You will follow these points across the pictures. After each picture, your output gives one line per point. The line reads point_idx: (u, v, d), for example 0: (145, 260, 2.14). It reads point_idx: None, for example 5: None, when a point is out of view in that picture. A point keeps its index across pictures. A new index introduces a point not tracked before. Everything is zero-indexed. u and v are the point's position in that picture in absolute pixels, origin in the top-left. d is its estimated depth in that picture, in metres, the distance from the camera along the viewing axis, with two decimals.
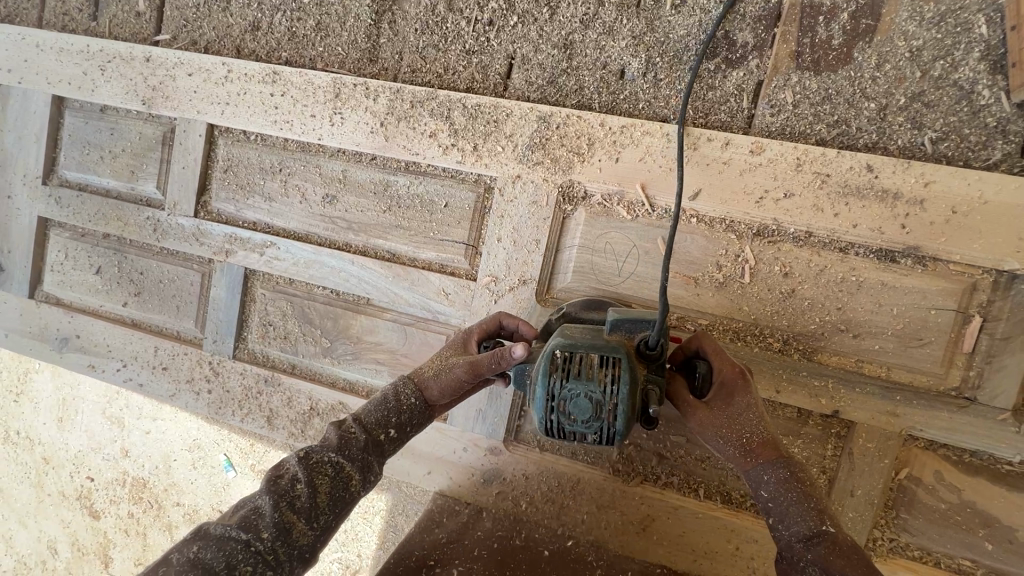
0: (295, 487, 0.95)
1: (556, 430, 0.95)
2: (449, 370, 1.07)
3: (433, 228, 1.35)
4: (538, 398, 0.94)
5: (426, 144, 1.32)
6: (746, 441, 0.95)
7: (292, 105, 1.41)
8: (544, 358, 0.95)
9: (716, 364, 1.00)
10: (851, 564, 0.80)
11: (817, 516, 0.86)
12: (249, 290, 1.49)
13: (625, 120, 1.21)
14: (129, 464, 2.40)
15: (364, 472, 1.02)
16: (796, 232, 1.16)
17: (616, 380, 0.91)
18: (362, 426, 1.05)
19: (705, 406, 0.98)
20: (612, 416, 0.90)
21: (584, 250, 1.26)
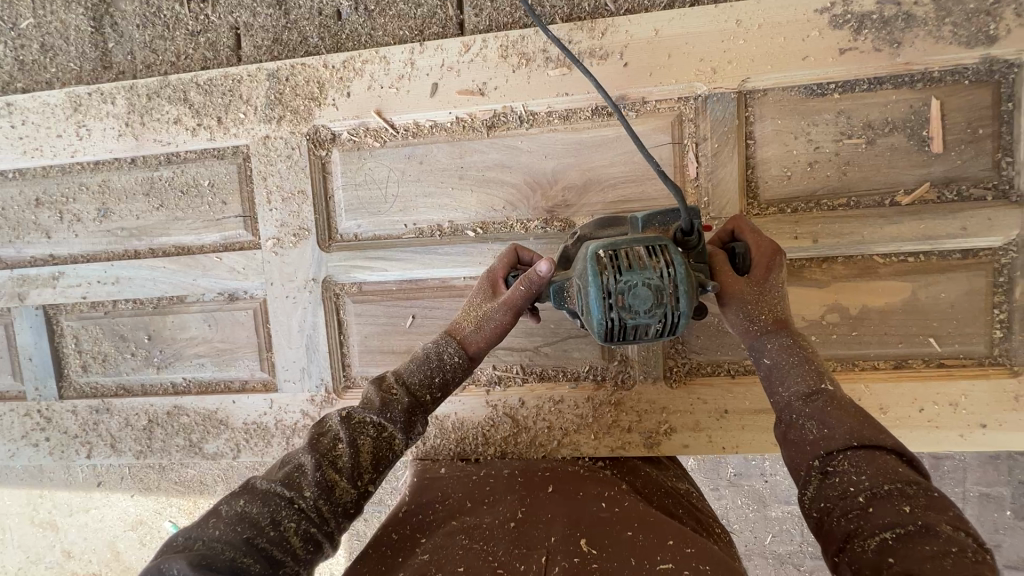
0: (337, 447, 0.91)
1: (614, 328, 0.89)
2: (489, 317, 1.03)
3: (209, 210, 1.35)
4: (592, 295, 0.88)
5: (173, 131, 1.33)
6: (766, 314, 0.96)
7: (36, 130, 1.38)
8: (590, 261, 0.91)
9: (757, 241, 1.00)
10: (846, 413, 0.84)
11: (816, 377, 0.90)
12: (57, 327, 1.46)
13: (344, 55, 1.25)
14: (75, 564, 2.34)
15: (408, 432, 0.97)
16: (522, 114, 1.22)
17: (668, 264, 0.88)
18: (405, 386, 1.00)
19: (739, 281, 0.97)
20: (674, 298, 0.86)
21: (349, 188, 1.29)
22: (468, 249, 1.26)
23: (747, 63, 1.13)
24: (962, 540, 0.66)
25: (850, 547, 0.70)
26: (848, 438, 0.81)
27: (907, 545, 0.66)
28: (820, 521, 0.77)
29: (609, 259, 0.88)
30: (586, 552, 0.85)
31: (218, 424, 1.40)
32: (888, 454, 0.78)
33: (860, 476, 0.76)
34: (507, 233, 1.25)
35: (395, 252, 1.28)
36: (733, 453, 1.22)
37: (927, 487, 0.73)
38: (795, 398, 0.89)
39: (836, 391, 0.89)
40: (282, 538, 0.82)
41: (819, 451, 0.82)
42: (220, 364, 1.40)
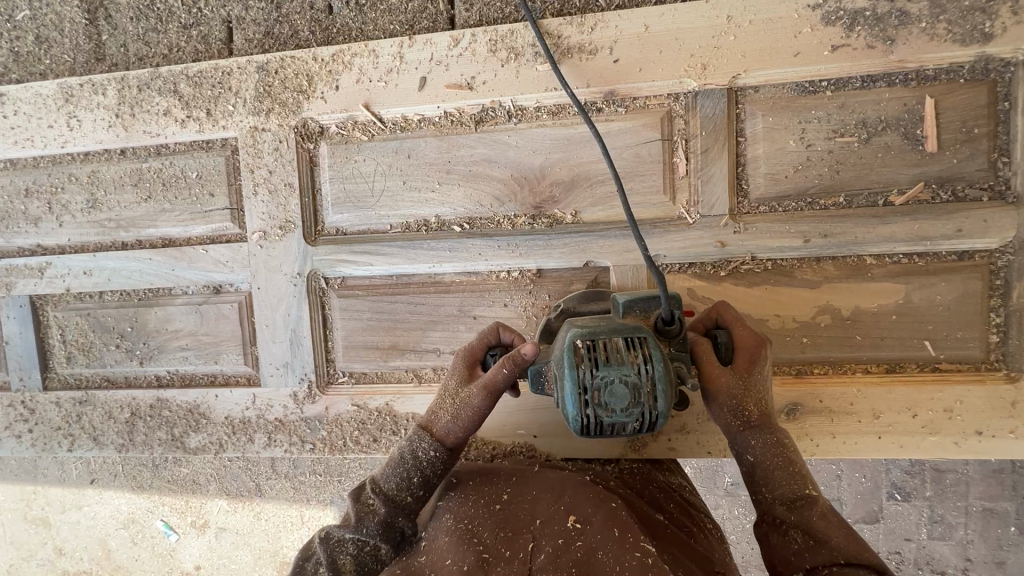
0: (318, 572, 0.93)
1: (590, 426, 0.86)
2: (466, 405, 1.00)
3: (196, 202, 1.35)
4: (567, 392, 0.86)
5: (163, 123, 1.32)
6: (751, 410, 0.95)
7: (28, 121, 1.38)
8: (566, 352, 0.88)
9: (741, 333, 0.99)
10: (831, 524, 0.85)
11: (800, 482, 0.90)
12: (43, 318, 1.45)
13: (334, 48, 1.24)
14: (65, 562, 2.32)
15: (390, 540, 0.97)
16: (511, 109, 1.21)
17: (647, 359, 0.86)
18: (382, 494, 1.00)
19: (724, 374, 0.95)
20: (652, 397, 0.84)
21: (336, 181, 1.29)
22: (454, 244, 1.24)
23: (738, 59, 1.11)
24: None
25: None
26: (831, 556, 0.82)
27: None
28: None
29: (585, 353, 0.87)
30: (570, 530, 0.85)
31: (201, 418, 1.39)
32: (872, 571, 0.79)
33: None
34: (494, 229, 1.24)
35: (380, 246, 1.27)
36: (720, 456, 1.20)
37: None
38: (779, 505, 0.89)
39: (820, 496, 0.90)
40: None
41: (805, 566, 0.83)
42: (203, 358, 1.39)
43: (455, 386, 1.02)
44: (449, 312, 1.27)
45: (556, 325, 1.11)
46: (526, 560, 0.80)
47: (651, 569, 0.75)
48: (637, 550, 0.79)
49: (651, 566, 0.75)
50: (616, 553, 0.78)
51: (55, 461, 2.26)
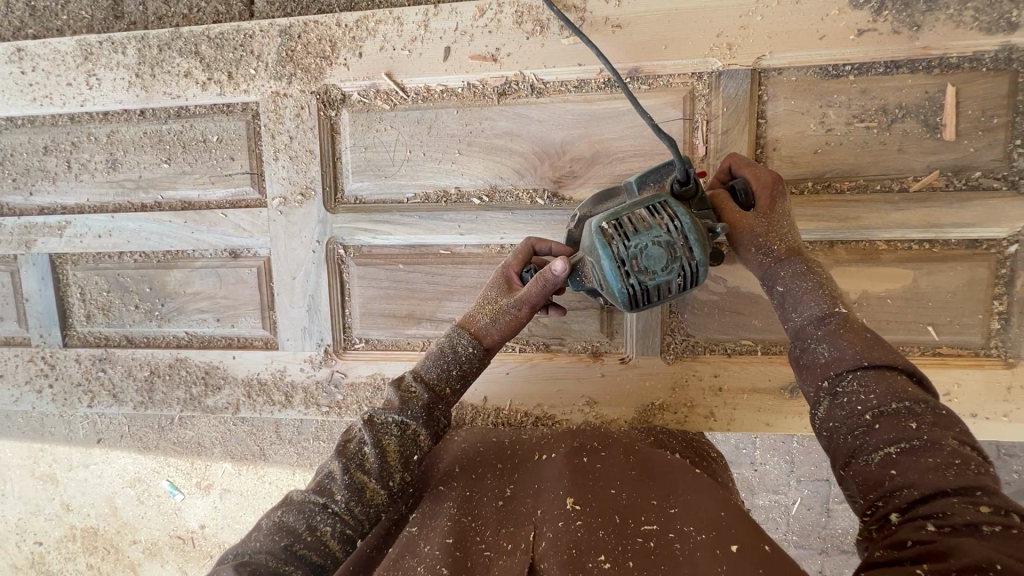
0: (364, 451, 0.98)
1: (637, 293, 0.93)
2: (505, 312, 1.06)
3: (216, 165, 1.36)
4: (608, 269, 0.93)
5: (184, 85, 1.32)
6: (777, 245, 0.96)
7: (46, 78, 1.38)
8: (595, 236, 0.94)
9: (754, 174, 1.01)
10: (862, 335, 0.84)
11: (831, 301, 0.90)
12: (62, 276, 1.47)
13: (358, 14, 1.24)
14: (74, 517, 2.39)
15: (431, 428, 1.02)
16: (533, 82, 1.22)
17: (674, 218, 0.92)
18: (421, 381, 1.04)
19: (745, 215, 0.98)
20: (687, 249, 0.91)
21: (357, 149, 1.29)
22: (473, 216, 1.26)
23: (764, 40, 1.12)
24: (964, 450, 0.71)
25: (857, 464, 0.76)
26: (858, 359, 0.82)
27: (912, 460, 0.71)
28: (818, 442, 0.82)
29: (614, 228, 0.93)
30: (576, 511, 0.85)
31: (220, 379, 1.42)
32: (899, 375, 0.80)
33: (868, 396, 0.78)
34: (513, 202, 1.25)
35: (399, 216, 1.29)
36: (724, 430, 1.24)
37: (936, 405, 0.76)
38: (809, 326, 0.89)
39: (851, 314, 0.89)
40: (318, 540, 0.90)
41: (830, 373, 0.84)
42: (222, 320, 1.41)
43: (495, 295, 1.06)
44: (465, 283, 1.30)
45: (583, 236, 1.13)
46: (529, 549, 0.81)
47: (651, 554, 0.75)
48: (639, 534, 0.79)
49: (652, 551, 0.76)
50: (616, 534, 0.80)
51: (64, 419, 2.31)
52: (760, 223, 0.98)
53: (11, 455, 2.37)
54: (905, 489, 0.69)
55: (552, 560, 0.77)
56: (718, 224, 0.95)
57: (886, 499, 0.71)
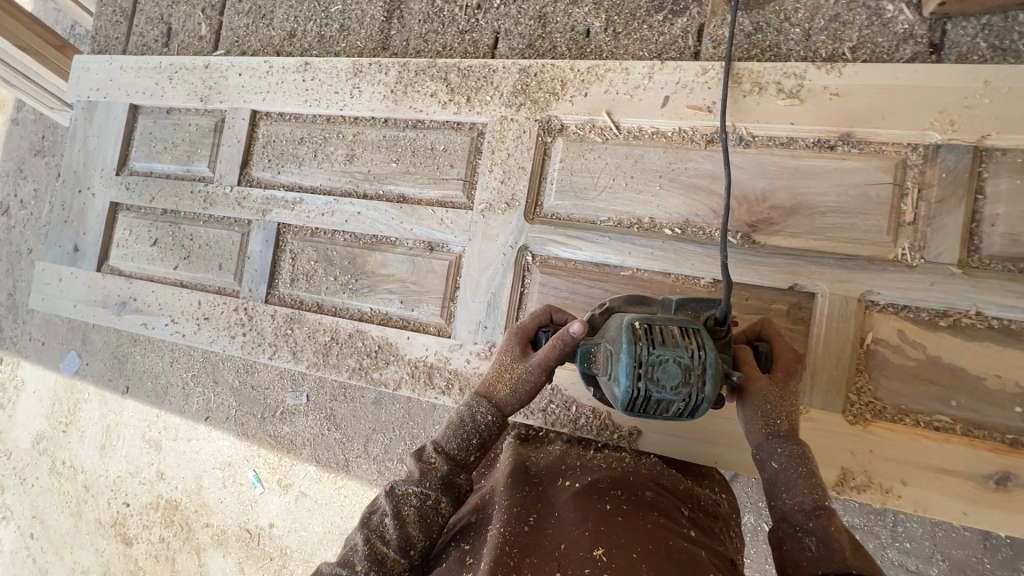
0: (386, 526, 0.99)
1: (639, 399, 0.96)
2: (524, 380, 1.11)
3: (436, 170, 1.57)
4: (624, 363, 0.96)
5: (428, 103, 1.58)
6: (785, 419, 0.99)
7: (319, 86, 1.70)
8: (625, 330, 1.00)
9: (781, 350, 1.08)
10: None
11: None
12: (282, 243, 1.71)
13: (591, 62, 1.45)
14: (163, 486, 2.53)
15: (449, 493, 1.03)
16: (742, 135, 1.33)
17: (699, 348, 0.98)
18: (444, 456, 1.06)
19: (763, 380, 1.01)
20: (701, 381, 0.95)
21: (565, 171, 1.45)
22: (663, 245, 1.35)
23: (992, 121, 1.16)
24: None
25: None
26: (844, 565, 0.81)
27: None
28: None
29: (643, 331, 0.99)
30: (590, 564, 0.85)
31: (388, 355, 1.55)
32: None
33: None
34: (704, 237, 1.33)
35: (592, 235, 1.41)
36: (911, 510, 1.15)
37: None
38: (769, 514, 0.92)
39: None
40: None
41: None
42: (406, 302, 1.56)
43: (511, 361, 1.13)
44: None
45: (599, 322, 1.16)
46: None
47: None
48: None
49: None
50: None
51: (184, 391, 2.50)
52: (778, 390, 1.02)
53: (131, 416, 2.59)
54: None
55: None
56: (738, 372, 0.99)
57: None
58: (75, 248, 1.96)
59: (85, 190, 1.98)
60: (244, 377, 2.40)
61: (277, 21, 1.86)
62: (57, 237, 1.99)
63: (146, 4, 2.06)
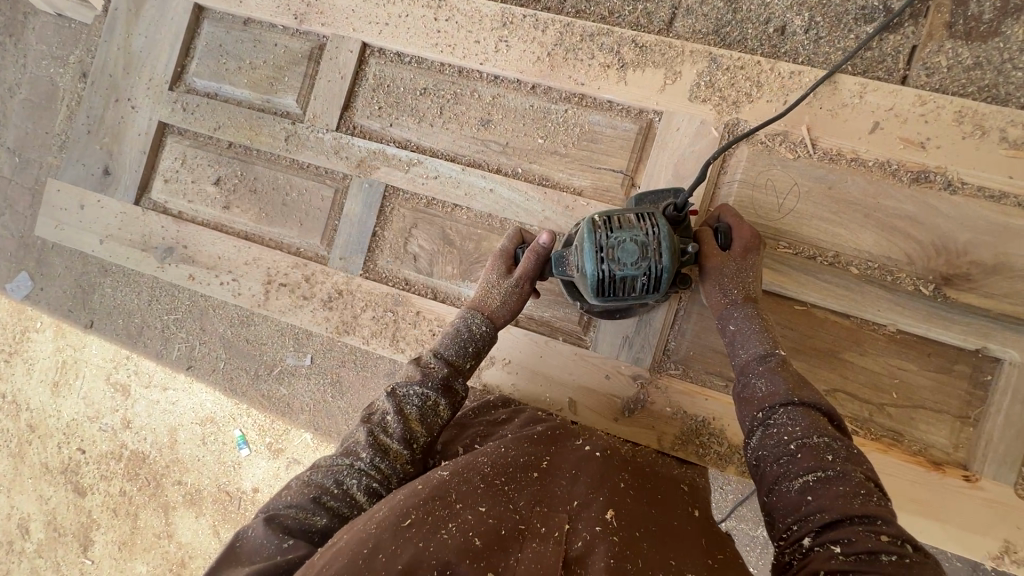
0: (388, 420, 1.09)
1: (606, 279, 1.11)
2: (509, 295, 1.28)
3: (591, 157, 1.37)
4: (586, 252, 1.12)
5: (593, 77, 1.36)
6: (741, 290, 1.19)
7: (455, 30, 1.43)
8: (586, 224, 1.16)
9: (739, 226, 1.22)
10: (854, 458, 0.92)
11: (806, 422, 0.97)
12: (388, 210, 1.47)
13: (795, 68, 1.28)
14: (129, 437, 2.05)
15: (449, 397, 1.16)
16: (950, 180, 1.23)
17: (654, 227, 1.13)
18: (442, 360, 1.21)
19: (718, 256, 1.20)
20: (657, 254, 1.10)
21: (745, 185, 1.31)
22: (846, 284, 1.25)
23: None
24: (869, 486, 0.88)
25: (779, 491, 0.92)
26: (787, 397, 1.01)
27: (826, 486, 0.88)
28: (759, 464, 0.98)
29: (603, 221, 1.14)
30: (603, 526, 0.82)
31: (508, 358, 1.39)
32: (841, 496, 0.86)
33: (793, 427, 0.97)
34: (893, 283, 1.24)
35: (769, 261, 1.28)
36: None
37: (849, 446, 0.94)
38: (753, 361, 1.10)
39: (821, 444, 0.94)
40: (344, 494, 1.00)
41: (765, 406, 1.03)
42: (539, 301, 1.41)
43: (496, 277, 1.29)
44: (813, 345, 1.27)
45: None
46: (561, 541, 0.79)
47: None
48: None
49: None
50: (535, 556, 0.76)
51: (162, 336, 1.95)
52: (733, 263, 1.20)
53: (93, 353, 2.05)
54: (818, 512, 0.85)
55: (587, 562, 0.75)
56: (691, 245, 1.16)
57: (804, 526, 0.85)
58: (107, 171, 1.60)
59: (124, 101, 1.60)
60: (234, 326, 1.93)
61: None
62: (81, 153, 1.62)
63: None
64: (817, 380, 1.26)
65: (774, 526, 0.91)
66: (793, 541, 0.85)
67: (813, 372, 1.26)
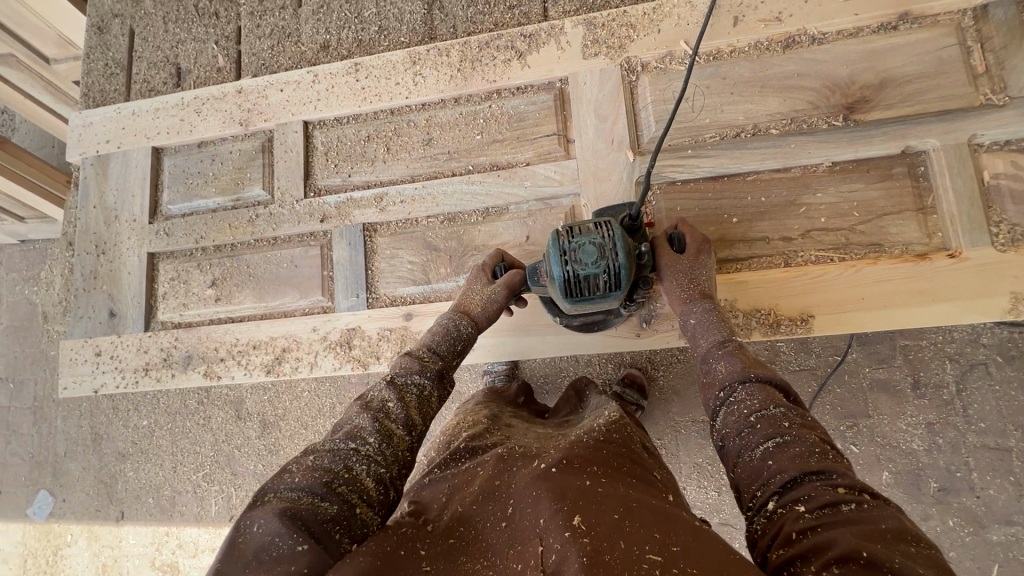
0: (388, 406, 1.07)
1: (572, 278, 1.23)
2: (491, 301, 1.36)
3: (526, 132, 1.56)
4: (553, 256, 1.25)
5: (501, 72, 1.58)
6: (696, 287, 1.30)
7: (376, 82, 1.65)
8: (552, 233, 1.29)
9: (690, 231, 1.35)
10: (801, 422, 0.98)
11: (761, 399, 1.03)
12: (372, 245, 1.60)
13: (655, 3, 1.52)
14: None
15: (440, 390, 1.19)
16: (813, 35, 1.45)
17: (609, 231, 1.25)
18: (433, 355, 1.24)
19: (674, 257, 1.32)
20: (614, 253, 1.22)
21: (658, 103, 1.50)
22: (774, 144, 1.41)
23: None
24: (822, 444, 0.94)
25: (743, 461, 0.97)
26: (745, 374, 1.09)
27: (785, 450, 0.93)
28: (725, 441, 1.04)
29: (565, 230, 1.27)
30: (572, 532, 0.77)
31: (527, 322, 1.52)
32: (800, 459, 0.91)
33: (752, 401, 1.03)
34: (811, 128, 1.41)
35: (705, 150, 1.44)
36: None
37: (801, 413, 1.01)
38: (714, 349, 1.19)
39: (780, 412, 1.00)
40: (354, 479, 0.92)
41: (726, 385, 1.10)
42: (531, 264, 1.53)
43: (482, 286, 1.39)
44: (773, 202, 1.41)
45: None
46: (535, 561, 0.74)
47: None
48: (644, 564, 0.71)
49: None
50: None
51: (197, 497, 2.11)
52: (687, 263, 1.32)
53: (131, 544, 2.16)
54: (778, 474, 0.90)
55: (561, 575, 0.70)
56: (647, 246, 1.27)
57: (768, 490, 0.90)
58: (112, 313, 1.71)
59: (111, 248, 1.75)
60: (268, 460, 2.05)
61: (304, 35, 1.80)
62: (83, 307, 1.73)
63: (144, 49, 1.91)
64: (790, 229, 1.39)
65: (743, 494, 0.95)
66: (759, 508, 0.89)
67: (782, 223, 1.40)
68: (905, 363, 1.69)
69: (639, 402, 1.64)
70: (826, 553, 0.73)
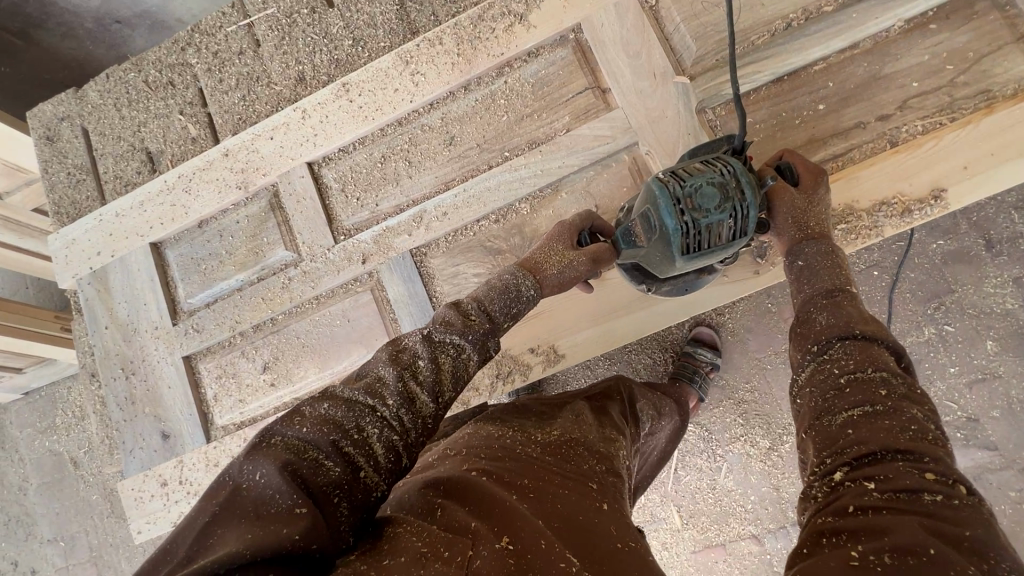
0: (419, 364, 0.87)
1: (691, 229, 1.05)
2: (571, 272, 1.15)
3: (555, 97, 1.40)
4: (665, 205, 1.06)
5: (506, 41, 1.40)
6: (811, 223, 1.09)
7: (371, 97, 1.47)
8: (653, 182, 1.11)
9: (804, 162, 1.14)
10: (895, 386, 0.77)
11: (859, 353, 0.82)
12: (427, 271, 1.43)
13: None
14: None
15: (481, 358, 0.96)
16: None
17: (726, 167, 1.08)
18: (483, 312, 1.01)
19: (788, 190, 1.11)
20: (739, 191, 1.05)
21: (691, 18, 1.31)
22: (836, 21, 1.24)
23: None
24: (928, 424, 0.72)
25: (823, 423, 0.78)
26: (845, 329, 0.87)
27: (873, 422, 0.74)
28: (802, 401, 0.85)
29: (671, 176, 1.09)
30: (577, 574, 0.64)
31: (622, 298, 1.35)
32: (897, 439, 0.70)
33: (847, 360, 0.83)
34: None
35: (762, 53, 1.28)
36: None
37: (909, 382, 0.78)
38: (818, 296, 0.97)
39: (878, 373, 0.79)
40: (363, 441, 0.75)
41: (820, 340, 0.89)
42: None
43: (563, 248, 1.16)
44: (855, 83, 1.25)
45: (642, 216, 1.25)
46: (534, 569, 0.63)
47: None
48: None
49: None
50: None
51: None
52: (802, 196, 1.11)
53: None
54: (858, 443, 0.72)
55: None
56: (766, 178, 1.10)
57: (840, 460, 0.72)
58: (164, 436, 1.51)
59: (140, 366, 1.55)
60: None
61: (274, 74, 1.61)
62: (132, 439, 1.53)
63: (105, 144, 1.72)
64: (883, 106, 1.24)
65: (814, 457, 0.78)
66: (825, 472, 0.73)
67: (873, 103, 1.24)
68: (970, 226, 1.45)
69: (714, 363, 1.55)
70: (886, 538, 0.60)
